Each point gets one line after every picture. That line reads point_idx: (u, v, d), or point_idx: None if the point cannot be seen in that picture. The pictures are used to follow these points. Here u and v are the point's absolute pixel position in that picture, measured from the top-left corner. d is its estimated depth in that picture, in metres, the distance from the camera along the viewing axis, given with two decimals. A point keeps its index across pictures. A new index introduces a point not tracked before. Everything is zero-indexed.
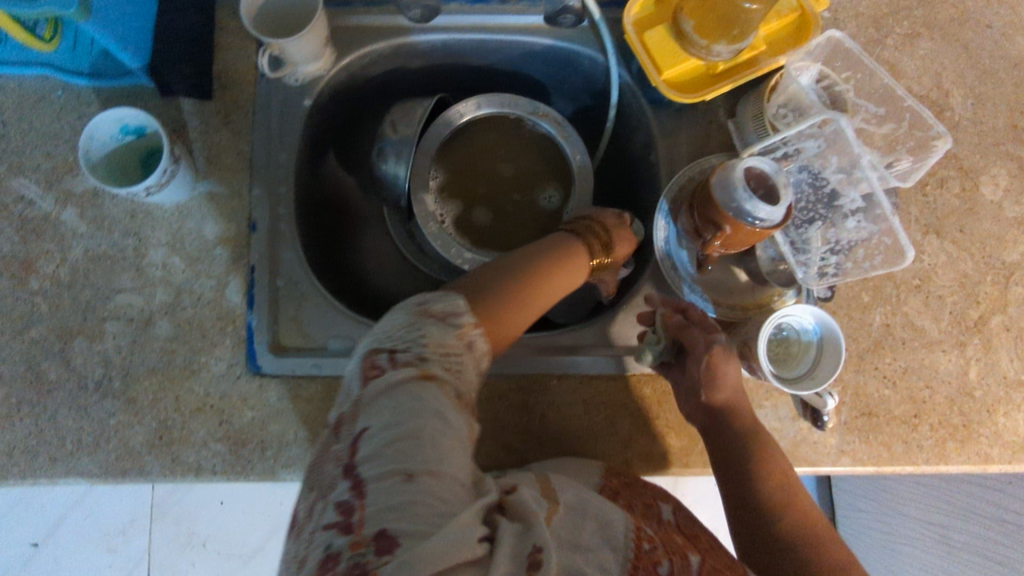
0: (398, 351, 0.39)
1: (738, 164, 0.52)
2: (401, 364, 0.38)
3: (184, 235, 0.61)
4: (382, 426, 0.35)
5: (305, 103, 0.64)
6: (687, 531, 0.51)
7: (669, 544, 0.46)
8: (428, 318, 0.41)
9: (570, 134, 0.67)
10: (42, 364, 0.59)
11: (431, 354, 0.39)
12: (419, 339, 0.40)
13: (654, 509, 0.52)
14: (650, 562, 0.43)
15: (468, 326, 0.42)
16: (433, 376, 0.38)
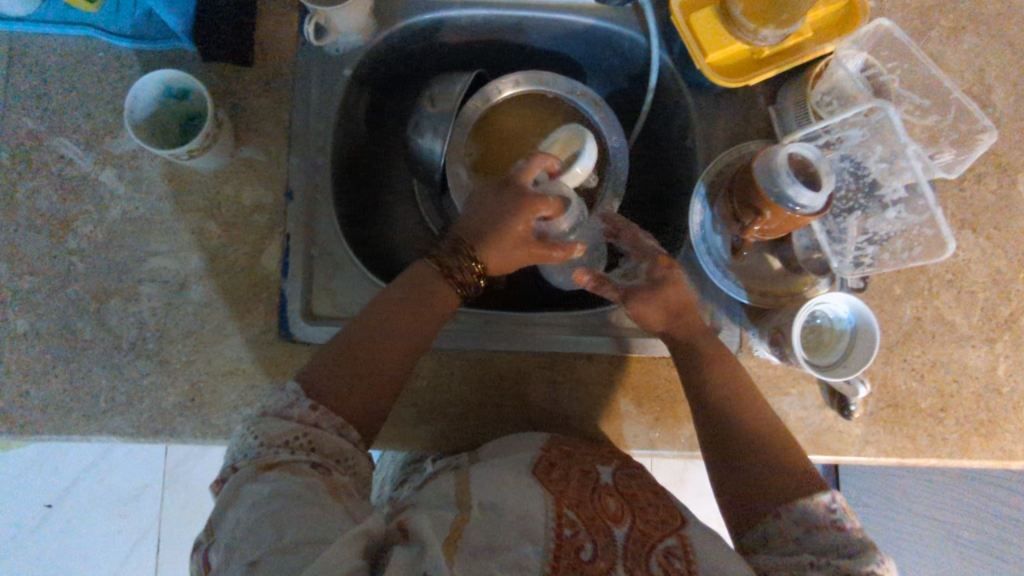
0: (237, 462, 0.44)
1: (782, 149, 0.52)
2: (241, 468, 0.44)
3: (221, 201, 0.62)
4: (245, 518, 0.39)
5: (344, 74, 0.64)
6: (626, 494, 0.51)
7: (593, 524, 0.46)
8: (267, 417, 0.46)
9: (607, 115, 0.67)
10: (77, 323, 0.60)
11: (284, 451, 0.44)
12: (252, 445, 0.44)
13: (591, 475, 0.52)
14: (571, 547, 0.44)
15: (301, 412, 0.47)
16: (274, 464, 0.43)
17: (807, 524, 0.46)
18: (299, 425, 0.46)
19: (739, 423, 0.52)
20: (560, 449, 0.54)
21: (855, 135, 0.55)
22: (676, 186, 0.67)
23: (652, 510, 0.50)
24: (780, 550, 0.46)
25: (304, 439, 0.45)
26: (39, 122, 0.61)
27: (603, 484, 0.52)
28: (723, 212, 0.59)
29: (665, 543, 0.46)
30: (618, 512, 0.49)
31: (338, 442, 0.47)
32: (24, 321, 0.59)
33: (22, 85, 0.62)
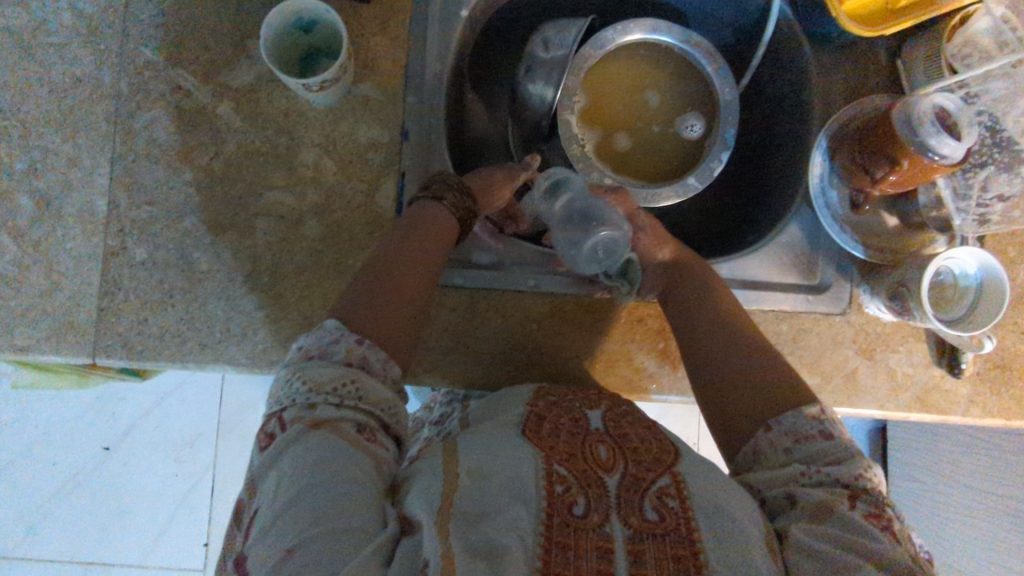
0: (283, 412, 0.44)
1: (924, 100, 0.51)
2: (289, 421, 0.43)
3: (337, 138, 0.62)
4: (290, 473, 0.40)
5: (462, 15, 0.64)
6: (616, 436, 0.48)
7: (583, 478, 0.43)
8: (310, 362, 0.46)
9: (721, 66, 0.66)
10: (194, 254, 0.60)
11: (332, 399, 0.44)
12: (298, 392, 0.44)
13: (582, 423, 0.50)
14: (564, 503, 0.40)
15: (347, 355, 0.47)
16: (323, 423, 0.43)
17: (796, 435, 0.46)
18: (346, 372, 0.45)
19: (729, 346, 0.53)
20: (548, 400, 0.53)
21: (997, 89, 0.55)
22: (787, 141, 0.67)
23: (644, 450, 0.47)
24: (773, 461, 0.46)
25: (352, 385, 0.45)
26: (157, 53, 0.62)
27: (594, 430, 0.49)
28: (847, 164, 0.58)
29: (658, 483, 0.43)
30: (609, 460, 0.45)
31: (382, 391, 0.47)
32: (142, 250, 0.60)
33: (141, 15, 0.62)
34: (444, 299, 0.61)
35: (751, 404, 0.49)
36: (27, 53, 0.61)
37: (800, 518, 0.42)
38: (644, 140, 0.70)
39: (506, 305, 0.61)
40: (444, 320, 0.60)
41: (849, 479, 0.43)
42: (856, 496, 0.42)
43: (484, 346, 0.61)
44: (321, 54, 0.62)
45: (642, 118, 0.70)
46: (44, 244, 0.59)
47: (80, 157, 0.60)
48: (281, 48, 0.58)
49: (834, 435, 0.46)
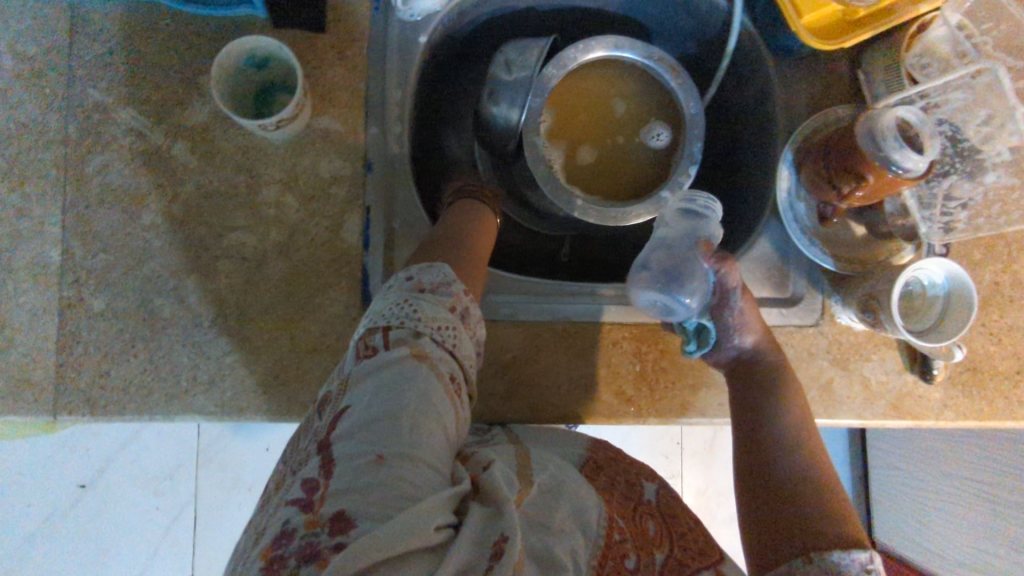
0: (391, 329, 0.42)
1: (885, 114, 0.51)
2: (394, 341, 0.41)
3: (298, 173, 0.60)
4: (372, 398, 0.37)
5: (420, 40, 0.63)
6: (666, 515, 0.52)
7: (637, 538, 0.46)
8: (422, 295, 0.45)
9: (686, 80, 0.65)
10: (156, 301, 0.58)
11: (436, 335, 0.43)
12: (412, 315, 0.43)
13: (636, 489, 0.54)
14: (619, 553, 0.43)
15: (452, 301, 0.47)
16: (426, 355, 0.41)
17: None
18: (449, 321, 0.45)
19: (794, 463, 0.50)
20: (608, 456, 0.57)
21: (957, 99, 0.55)
22: (753, 154, 0.67)
23: (692, 538, 0.49)
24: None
25: (452, 332, 0.44)
26: (106, 93, 0.59)
27: (647, 500, 0.53)
28: (812, 177, 0.58)
29: (701, 573, 0.45)
30: (658, 537, 0.48)
31: (469, 352, 0.45)
32: (100, 300, 0.58)
33: (86, 54, 0.60)
34: None
35: (801, 531, 0.44)
36: None
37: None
38: (613, 157, 0.69)
39: None
40: None
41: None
42: None
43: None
44: (276, 87, 0.60)
45: (609, 135, 0.69)
46: None
47: (29, 207, 0.58)
48: (233, 85, 0.56)
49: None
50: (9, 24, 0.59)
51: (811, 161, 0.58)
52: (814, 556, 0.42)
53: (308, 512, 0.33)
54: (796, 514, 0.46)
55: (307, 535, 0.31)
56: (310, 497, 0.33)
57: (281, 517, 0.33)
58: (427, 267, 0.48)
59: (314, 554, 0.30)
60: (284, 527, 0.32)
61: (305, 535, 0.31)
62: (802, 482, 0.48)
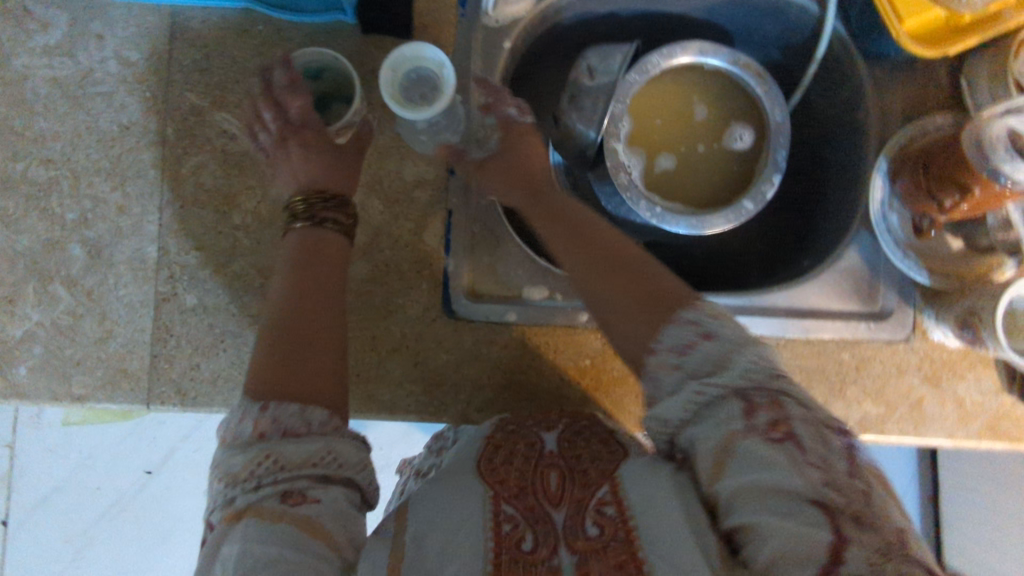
0: (212, 518, 0.42)
1: (996, 122, 0.49)
2: (217, 527, 0.41)
3: (382, 177, 0.61)
4: None
5: (505, 46, 0.63)
6: (569, 459, 0.50)
7: (530, 514, 0.45)
8: (222, 454, 0.44)
9: (772, 86, 0.64)
10: (243, 298, 0.60)
11: (251, 484, 0.42)
12: (226, 488, 0.42)
13: (535, 446, 0.51)
14: (513, 541, 0.43)
15: (257, 426, 0.44)
16: (246, 510, 0.41)
17: (677, 349, 0.46)
18: (259, 449, 0.42)
19: (615, 265, 0.53)
20: (505, 430, 0.53)
21: None
22: (842, 163, 0.65)
23: (591, 462, 0.49)
24: (665, 383, 0.46)
25: (268, 461, 0.42)
26: (201, 96, 0.62)
27: (546, 454, 0.50)
28: (909, 188, 0.56)
29: (596, 495, 0.46)
30: (558, 489, 0.47)
31: (308, 449, 0.43)
32: (191, 295, 0.60)
33: (183, 60, 0.62)
34: (494, 337, 0.60)
35: (639, 330, 0.49)
36: (75, 103, 0.61)
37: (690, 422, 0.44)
38: (694, 162, 0.68)
39: (558, 341, 0.61)
40: (496, 360, 0.60)
41: (742, 387, 0.43)
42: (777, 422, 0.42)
43: (536, 383, 0.60)
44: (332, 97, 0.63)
45: (690, 138, 0.68)
46: (96, 292, 0.60)
47: (129, 206, 0.61)
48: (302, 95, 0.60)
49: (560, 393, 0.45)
50: (115, 31, 0.62)
51: (909, 170, 0.56)
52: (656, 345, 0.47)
53: None
54: (643, 303, 0.50)
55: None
56: None
57: None
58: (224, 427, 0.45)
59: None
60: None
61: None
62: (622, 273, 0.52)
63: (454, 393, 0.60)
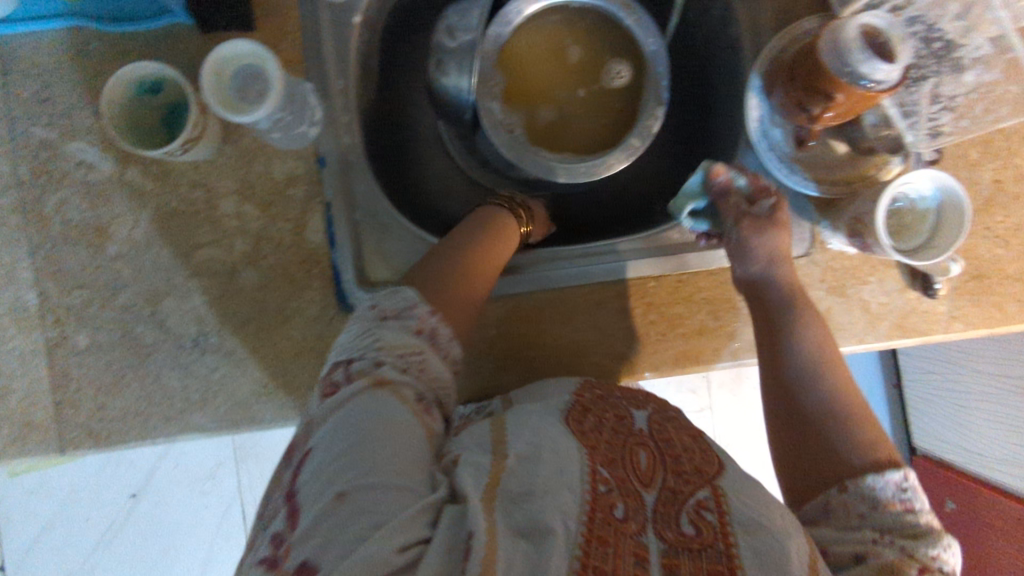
0: (350, 366, 0.43)
1: (848, 24, 0.47)
2: (356, 376, 0.43)
3: (253, 182, 0.59)
4: (322, 458, 0.39)
5: (355, 20, 0.60)
6: (659, 441, 0.49)
7: (623, 486, 0.44)
8: (386, 325, 0.46)
9: (640, 15, 0.61)
10: (137, 329, 0.59)
11: (399, 363, 0.44)
12: (373, 346, 0.44)
13: (625, 421, 0.50)
14: (606, 504, 0.41)
15: (419, 323, 0.47)
16: (388, 381, 0.43)
17: (873, 500, 0.44)
18: (419, 346, 0.46)
19: (813, 387, 0.51)
20: (593, 392, 0.52)
21: None
22: (723, 83, 0.64)
23: (686, 459, 0.47)
24: (840, 522, 0.45)
25: (421, 355, 0.46)
26: (49, 129, 0.59)
27: (635, 432, 0.49)
28: (783, 103, 0.54)
29: (696, 496, 0.44)
30: (647, 469, 0.46)
31: (440, 372, 0.47)
32: (83, 336, 0.58)
33: (21, 93, 0.59)
34: None
35: (817, 480, 0.47)
36: None
37: (853, 563, 0.42)
38: (579, 106, 0.66)
39: None
40: None
41: (892, 532, 0.43)
42: (924, 567, 0.42)
43: None
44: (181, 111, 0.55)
45: (570, 82, 0.66)
46: None
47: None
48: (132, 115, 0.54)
49: (915, 508, 0.44)
50: None
51: (779, 85, 0.54)
52: (845, 482, 0.46)
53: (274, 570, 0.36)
54: (835, 447, 0.48)
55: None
56: (275, 554, 0.36)
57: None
58: (390, 292, 0.49)
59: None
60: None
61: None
62: (829, 398, 0.50)
63: None
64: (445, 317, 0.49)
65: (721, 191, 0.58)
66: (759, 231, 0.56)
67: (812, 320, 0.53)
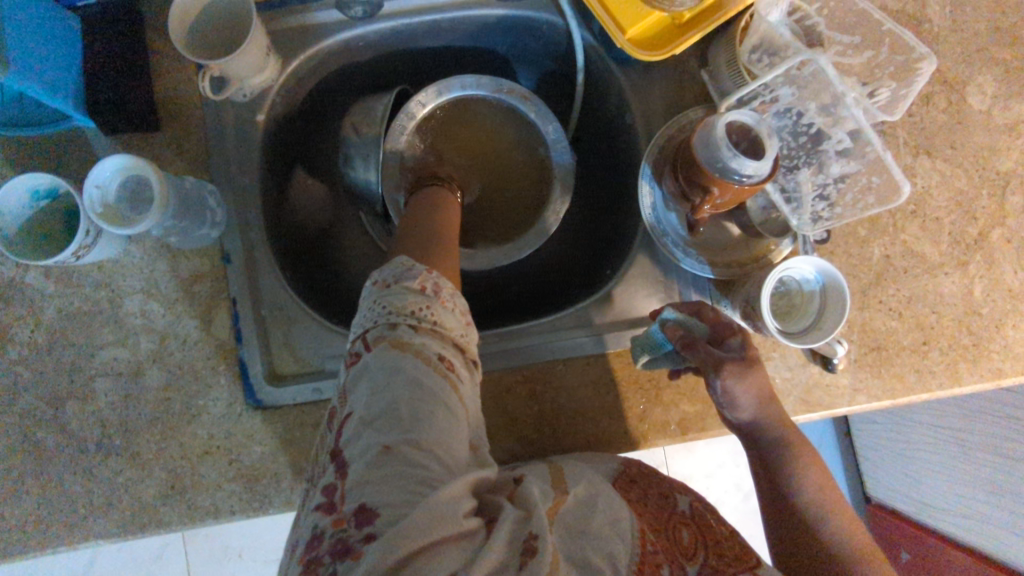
0: (368, 333, 0.40)
1: (718, 121, 0.50)
2: (374, 342, 0.39)
3: (159, 279, 0.59)
4: (361, 413, 0.36)
5: (259, 118, 0.62)
6: (702, 524, 0.49)
7: (668, 552, 0.44)
8: (388, 289, 0.41)
9: (539, 106, 0.64)
10: (36, 434, 0.57)
11: (410, 319, 0.39)
12: (382, 312, 0.40)
13: (669, 500, 0.51)
14: (654, 564, 0.40)
15: (421, 281, 0.42)
16: (409, 343, 0.38)
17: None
18: (423, 300, 0.41)
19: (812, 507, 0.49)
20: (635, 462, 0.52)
21: (785, 95, 0.55)
22: (625, 166, 0.66)
23: (728, 545, 0.47)
24: None
25: (428, 311, 0.40)
26: None
27: (680, 512, 0.50)
28: (672, 191, 0.56)
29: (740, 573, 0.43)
30: (690, 546, 0.46)
31: (457, 322, 0.42)
32: None
33: None
34: (306, 418, 0.58)
35: None
36: None
37: None
38: (499, 188, 0.68)
39: None
40: (313, 440, 0.58)
41: None
42: None
43: None
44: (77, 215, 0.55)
45: (490, 164, 0.68)
46: None
47: None
48: (28, 226, 0.53)
49: None
50: None
51: (667, 175, 0.57)
52: None
53: (333, 513, 0.34)
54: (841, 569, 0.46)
55: (336, 532, 0.33)
56: (332, 499, 0.35)
57: (310, 522, 0.35)
58: (387, 263, 0.44)
59: (346, 549, 0.32)
60: (315, 531, 0.34)
61: (334, 533, 0.33)
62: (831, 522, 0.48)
63: (276, 484, 0.57)
64: (446, 279, 0.44)
65: (686, 339, 0.50)
66: (739, 377, 0.49)
67: (811, 463, 0.50)
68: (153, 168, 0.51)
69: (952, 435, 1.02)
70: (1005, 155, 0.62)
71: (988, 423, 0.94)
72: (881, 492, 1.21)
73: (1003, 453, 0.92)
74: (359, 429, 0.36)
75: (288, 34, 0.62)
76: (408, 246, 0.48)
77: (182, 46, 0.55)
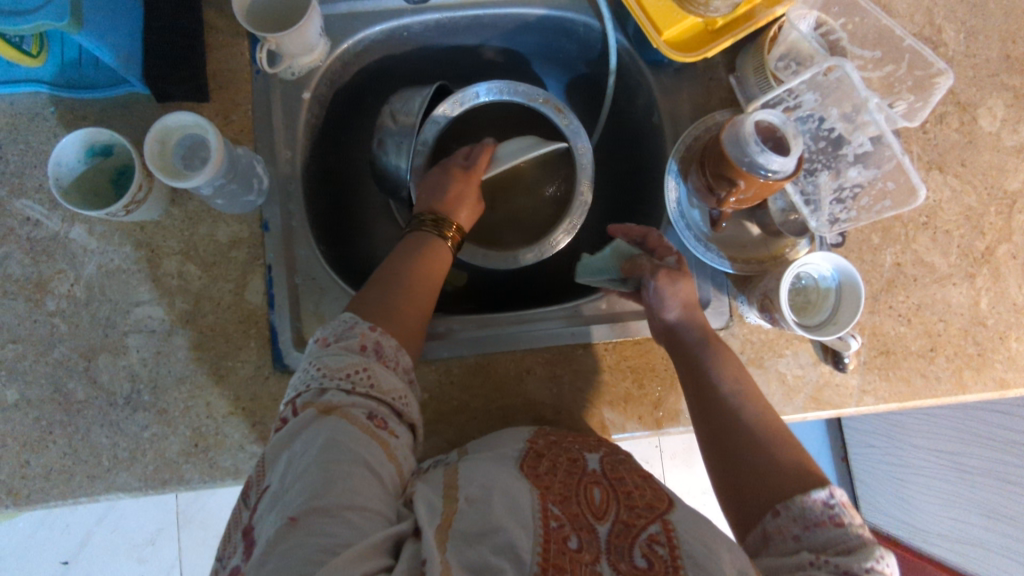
0: (298, 398, 0.44)
1: (748, 119, 0.52)
2: (302, 409, 0.44)
3: (198, 243, 0.61)
4: (279, 487, 0.40)
5: (304, 96, 0.65)
6: (613, 479, 0.49)
7: (575, 521, 0.44)
8: (327, 350, 0.47)
9: (571, 121, 0.65)
10: (68, 385, 0.58)
11: (346, 383, 0.44)
12: (316, 375, 0.45)
13: (578, 464, 0.50)
14: (560, 539, 0.41)
15: (360, 339, 0.48)
16: (335, 407, 0.43)
17: (805, 522, 0.44)
18: (360, 361, 0.46)
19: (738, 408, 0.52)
20: (546, 439, 0.53)
21: (809, 100, 0.58)
22: (651, 165, 0.69)
23: (639, 495, 0.47)
24: (782, 549, 0.44)
25: (365, 372, 0.46)
26: None
27: (590, 471, 0.50)
28: (696, 186, 0.60)
29: (649, 529, 0.44)
30: (603, 505, 0.47)
31: (395, 382, 0.47)
32: (13, 391, 0.58)
33: None
34: None
35: (756, 489, 0.47)
36: None
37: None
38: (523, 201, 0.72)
39: None
40: None
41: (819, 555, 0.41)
42: None
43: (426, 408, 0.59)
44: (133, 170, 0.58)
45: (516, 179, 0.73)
46: None
47: None
48: (83, 180, 0.56)
49: (845, 522, 0.43)
50: None
51: (692, 170, 0.60)
52: (778, 506, 0.45)
53: None
54: (763, 459, 0.48)
55: None
56: None
57: None
58: (333, 320, 0.50)
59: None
60: None
61: None
62: (754, 422, 0.51)
63: None
64: (390, 334, 0.50)
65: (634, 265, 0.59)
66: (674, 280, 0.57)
67: (731, 361, 0.55)
68: (213, 131, 0.53)
69: (949, 459, 1.04)
70: (1013, 176, 0.65)
71: (986, 449, 0.96)
72: (869, 514, 1.22)
73: (1001, 478, 0.94)
74: (279, 498, 0.39)
75: (339, 18, 0.65)
76: (364, 292, 0.53)
77: (242, 20, 0.58)
